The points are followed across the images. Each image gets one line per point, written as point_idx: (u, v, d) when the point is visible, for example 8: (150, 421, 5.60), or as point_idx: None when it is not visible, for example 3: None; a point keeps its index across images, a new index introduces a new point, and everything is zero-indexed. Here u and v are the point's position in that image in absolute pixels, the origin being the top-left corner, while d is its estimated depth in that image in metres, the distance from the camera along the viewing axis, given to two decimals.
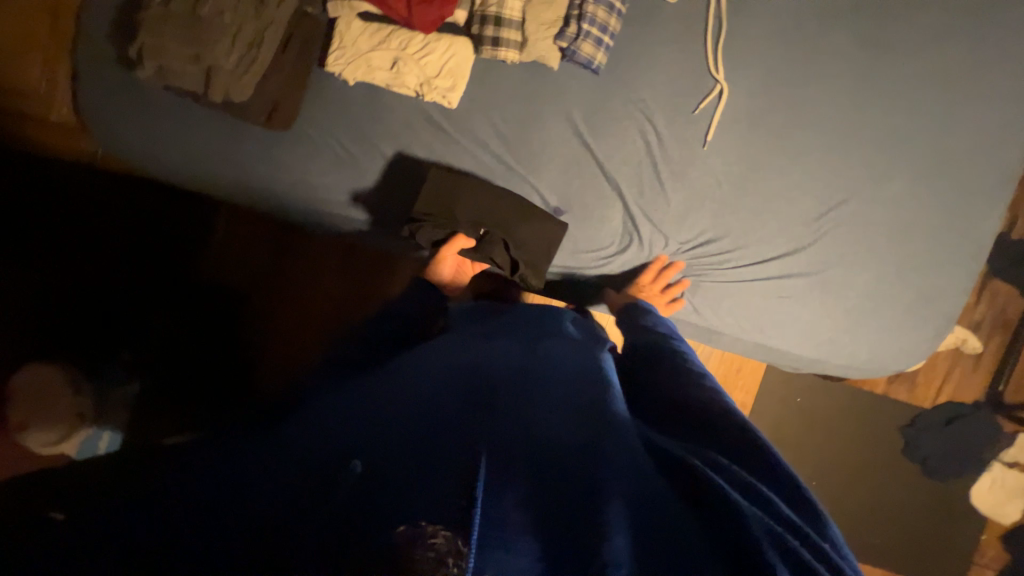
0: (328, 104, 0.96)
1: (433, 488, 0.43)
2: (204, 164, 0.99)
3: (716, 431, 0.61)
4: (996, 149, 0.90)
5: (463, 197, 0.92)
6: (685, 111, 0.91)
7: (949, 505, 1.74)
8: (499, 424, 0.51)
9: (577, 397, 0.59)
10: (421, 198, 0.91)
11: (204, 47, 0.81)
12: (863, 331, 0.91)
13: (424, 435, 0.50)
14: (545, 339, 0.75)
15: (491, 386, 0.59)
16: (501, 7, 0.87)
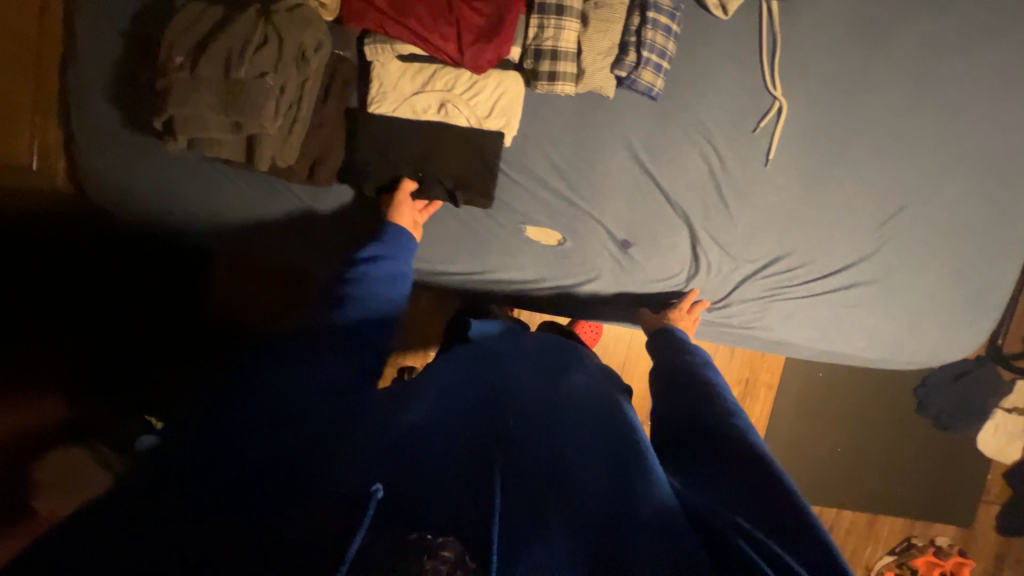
0: (372, 153, 0.88)
1: (450, 508, 0.43)
2: (246, 227, 0.93)
3: (750, 471, 0.57)
4: None
5: (392, 133, 0.87)
6: (744, 131, 0.90)
7: (957, 452, 1.90)
8: (517, 460, 0.51)
9: (607, 443, 0.57)
10: (357, 146, 0.87)
11: (246, 117, 0.73)
12: (923, 330, 0.95)
13: (447, 469, 0.48)
14: (578, 364, 0.75)
15: (521, 421, 0.57)
16: (557, 39, 0.81)
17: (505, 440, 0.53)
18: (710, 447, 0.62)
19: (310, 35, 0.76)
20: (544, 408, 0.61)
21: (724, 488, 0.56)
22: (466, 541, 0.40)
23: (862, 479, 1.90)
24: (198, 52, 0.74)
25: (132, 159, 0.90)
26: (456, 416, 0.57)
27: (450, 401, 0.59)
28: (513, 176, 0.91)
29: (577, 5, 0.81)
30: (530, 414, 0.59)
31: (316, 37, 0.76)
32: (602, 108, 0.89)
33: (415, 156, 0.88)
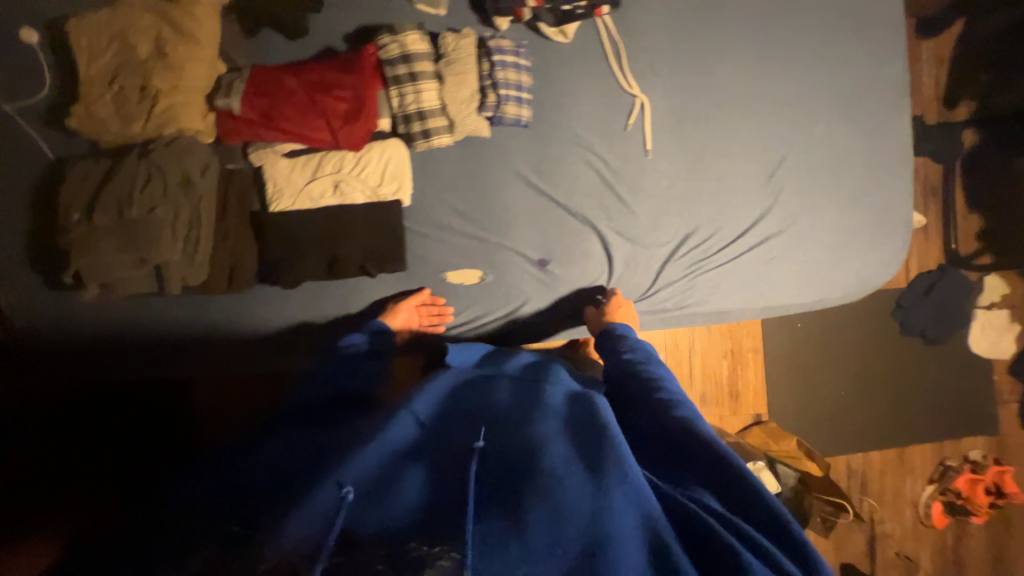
0: (282, 248, 0.91)
1: (446, 528, 0.49)
2: (182, 346, 0.95)
3: (700, 456, 0.64)
4: (886, 65, 0.99)
5: (296, 224, 0.91)
6: (618, 131, 0.96)
7: (958, 362, 1.88)
8: (498, 469, 0.56)
9: (572, 443, 0.62)
10: (266, 246, 0.91)
11: (148, 250, 0.78)
12: (845, 262, 0.98)
13: (438, 491, 0.54)
14: (545, 367, 0.80)
15: (490, 435, 0.61)
16: (420, 102, 0.88)
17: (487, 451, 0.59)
18: (662, 435, 0.69)
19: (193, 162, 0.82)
20: (518, 414, 0.67)
21: (681, 471, 0.64)
22: (454, 546, 0.46)
23: (875, 415, 1.88)
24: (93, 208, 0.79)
25: (56, 313, 0.93)
26: (438, 438, 0.62)
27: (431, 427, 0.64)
28: (420, 231, 0.96)
29: (428, 67, 0.88)
30: (496, 429, 0.63)
31: (198, 163, 0.82)
32: (482, 147, 0.95)
33: (323, 240, 0.92)
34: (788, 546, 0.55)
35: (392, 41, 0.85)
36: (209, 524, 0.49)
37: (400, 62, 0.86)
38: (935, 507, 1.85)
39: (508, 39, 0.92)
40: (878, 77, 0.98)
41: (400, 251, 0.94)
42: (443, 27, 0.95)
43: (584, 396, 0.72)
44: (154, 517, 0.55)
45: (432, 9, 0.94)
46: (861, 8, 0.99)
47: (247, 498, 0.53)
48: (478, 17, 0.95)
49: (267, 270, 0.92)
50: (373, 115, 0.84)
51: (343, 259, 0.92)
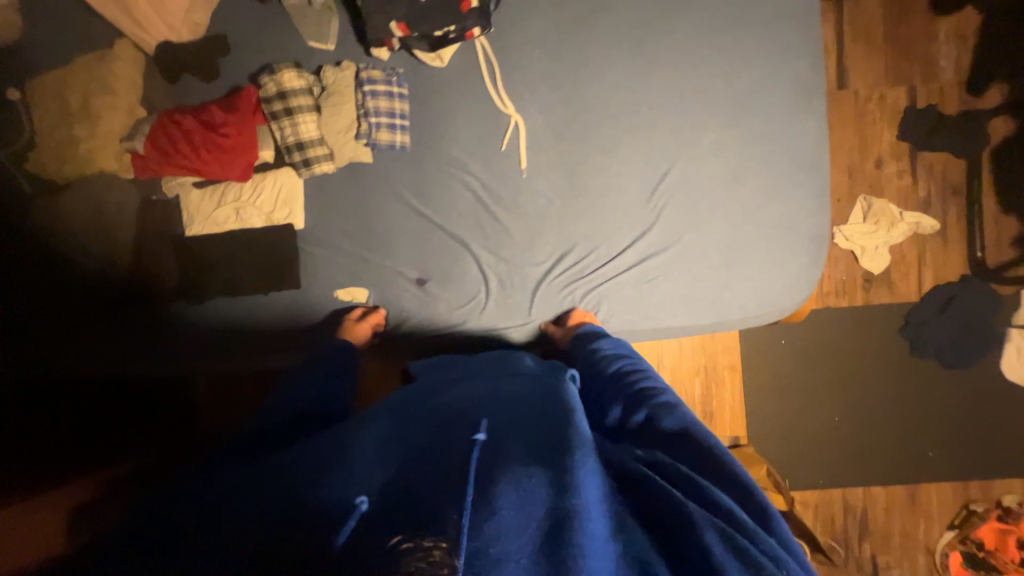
0: (197, 269, 1.03)
1: (424, 504, 0.50)
2: (119, 355, 1.05)
3: (678, 445, 0.66)
4: (793, 64, 0.90)
5: (208, 247, 1.03)
6: (494, 150, 0.96)
7: (988, 390, 1.60)
8: (462, 448, 0.58)
9: (540, 425, 0.64)
10: (183, 266, 1.03)
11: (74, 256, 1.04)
12: (740, 282, 0.91)
13: (406, 475, 0.57)
14: (517, 367, 0.86)
15: (457, 426, 0.64)
16: (298, 133, 0.95)
17: (451, 438, 0.62)
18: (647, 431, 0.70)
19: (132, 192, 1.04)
20: (483, 406, 0.70)
21: (659, 453, 0.64)
22: (419, 526, 0.47)
23: (880, 447, 1.65)
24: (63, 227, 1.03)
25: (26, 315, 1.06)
26: (409, 435, 0.66)
27: (403, 426, 0.69)
28: (311, 252, 1.02)
29: (306, 102, 0.95)
30: (465, 419, 0.66)
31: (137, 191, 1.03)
32: (364, 172, 0.99)
33: (230, 261, 1.02)
34: (753, 509, 0.55)
35: (270, 81, 0.94)
36: (199, 525, 0.52)
37: (277, 99, 0.94)
38: (954, 558, 1.60)
39: (382, 69, 0.96)
40: (778, 80, 0.90)
41: (296, 271, 1.03)
42: (332, 60, 1.01)
43: (556, 390, 0.75)
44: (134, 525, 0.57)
45: (320, 44, 1.01)
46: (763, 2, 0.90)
47: (234, 493, 0.57)
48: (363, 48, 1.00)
49: (185, 288, 1.04)
50: (249, 148, 0.94)
51: (248, 279, 1.03)
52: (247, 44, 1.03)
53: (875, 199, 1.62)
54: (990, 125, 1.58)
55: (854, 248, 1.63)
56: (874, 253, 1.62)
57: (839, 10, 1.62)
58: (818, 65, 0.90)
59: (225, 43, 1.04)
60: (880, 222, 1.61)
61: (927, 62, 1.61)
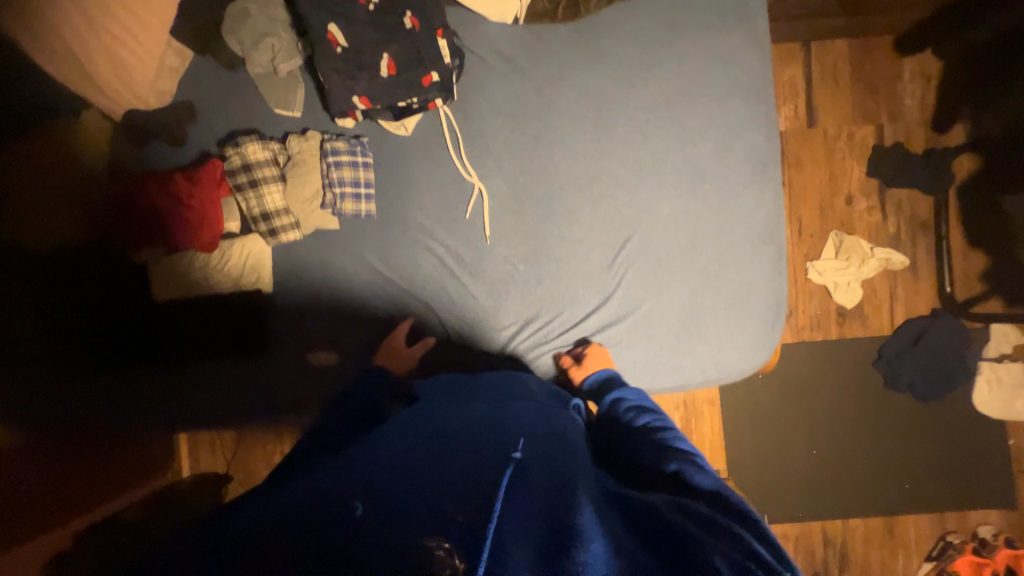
0: (174, 334, 1.05)
1: (428, 515, 0.47)
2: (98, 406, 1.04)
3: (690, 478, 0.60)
4: (748, 135, 0.92)
5: (185, 312, 1.05)
6: (459, 216, 0.98)
7: (962, 422, 1.62)
8: (469, 470, 0.55)
9: (552, 454, 0.62)
10: (162, 330, 1.06)
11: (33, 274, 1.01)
12: (701, 347, 0.92)
13: (409, 481, 0.54)
14: (527, 393, 0.82)
15: (467, 446, 0.61)
16: (263, 204, 0.96)
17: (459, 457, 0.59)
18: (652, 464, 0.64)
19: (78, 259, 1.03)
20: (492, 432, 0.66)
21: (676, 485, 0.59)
22: (451, 530, 0.44)
23: (859, 479, 1.66)
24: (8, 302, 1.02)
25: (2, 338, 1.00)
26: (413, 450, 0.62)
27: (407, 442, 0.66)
28: (281, 318, 1.03)
29: (270, 173, 0.97)
30: (477, 439, 0.64)
31: (92, 258, 1.03)
32: (328, 238, 1.00)
33: (207, 325, 1.05)
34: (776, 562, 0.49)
35: (235, 153, 0.96)
36: (195, 532, 0.49)
37: (242, 172, 0.95)
38: None
39: (345, 138, 0.97)
40: (734, 149, 0.92)
41: (271, 335, 1.04)
42: (299, 126, 1.03)
43: (568, 426, 0.74)
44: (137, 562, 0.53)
45: (286, 110, 1.02)
46: (719, 72, 0.91)
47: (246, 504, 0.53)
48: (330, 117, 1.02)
49: (164, 351, 1.06)
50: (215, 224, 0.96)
51: (225, 343, 1.05)
52: (216, 112, 1.04)
53: (846, 235, 1.65)
54: (956, 162, 1.61)
55: (826, 283, 1.65)
56: (846, 288, 1.64)
57: (807, 50, 1.65)
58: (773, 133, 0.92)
59: (192, 107, 1.05)
60: (851, 258, 1.63)
61: (894, 101, 1.64)
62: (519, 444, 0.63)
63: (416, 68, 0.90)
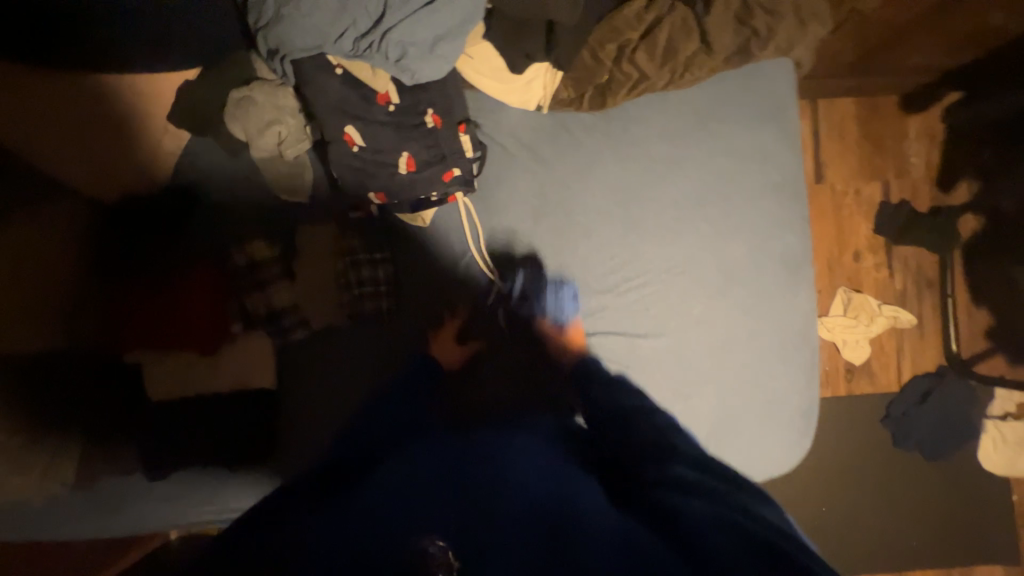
0: (160, 439, 0.96)
1: (432, 514, 0.59)
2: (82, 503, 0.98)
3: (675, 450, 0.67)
4: (782, 234, 0.89)
5: (173, 414, 0.96)
6: (477, 311, 0.97)
7: (967, 479, 1.63)
8: (496, 489, 0.62)
9: (554, 486, 0.63)
10: (146, 433, 0.96)
11: None
12: (729, 455, 0.89)
13: (435, 492, 0.63)
14: (519, 433, 0.78)
15: (473, 461, 0.70)
16: (272, 304, 0.95)
17: (481, 481, 0.64)
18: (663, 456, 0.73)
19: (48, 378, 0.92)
20: (509, 454, 0.71)
21: (668, 455, 0.67)
22: (441, 533, 0.56)
23: (869, 538, 1.65)
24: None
25: None
26: (437, 471, 0.67)
27: (424, 459, 0.71)
28: (293, 415, 0.99)
29: (275, 273, 0.96)
30: (477, 451, 0.73)
31: (73, 360, 0.93)
32: (341, 333, 0.99)
33: (197, 429, 0.96)
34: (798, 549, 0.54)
35: (248, 250, 0.95)
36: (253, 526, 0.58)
37: (248, 272, 0.95)
38: None
39: (363, 238, 0.98)
40: (761, 252, 0.89)
41: (273, 438, 0.98)
42: (310, 215, 1.01)
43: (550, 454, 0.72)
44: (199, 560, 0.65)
45: (294, 199, 1.00)
46: (745, 173, 0.90)
47: (300, 514, 0.59)
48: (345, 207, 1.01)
49: (146, 456, 0.97)
50: (224, 320, 0.96)
51: (217, 447, 0.97)
52: (224, 198, 1.02)
53: (854, 292, 1.64)
54: (961, 221, 1.62)
55: (835, 340, 1.65)
56: (855, 346, 1.64)
57: (816, 106, 1.64)
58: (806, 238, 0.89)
59: (195, 197, 1.03)
60: (860, 316, 1.62)
61: (900, 159, 1.65)
62: (517, 458, 0.70)
63: (437, 166, 0.87)
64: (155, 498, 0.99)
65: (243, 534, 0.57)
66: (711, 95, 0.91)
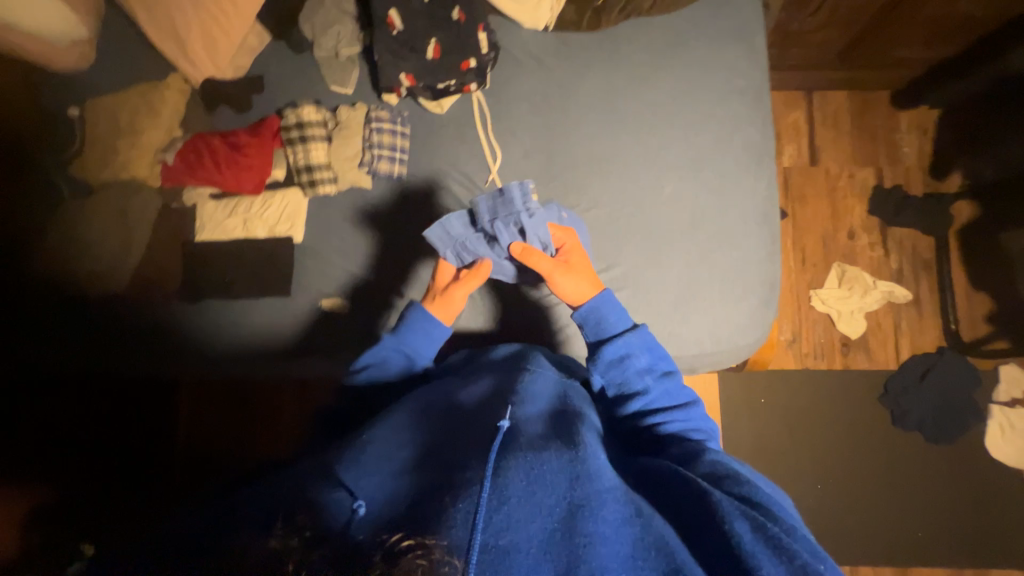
0: (199, 274, 1.13)
1: (444, 482, 0.57)
2: (122, 333, 1.13)
3: (682, 444, 0.73)
4: (744, 128, 1.02)
5: (214, 253, 1.13)
6: (478, 185, 1.08)
7: (976, 467, 1.56)
8: (510, 444, 0.61)
9: (572, 440, 0.64)
10: (189, 270, 1.13)
11: (97, 186, 1.12)
12: (695, 317, 0.95)
13: (442, 466, 0.60)
14: (533, 378, 0.80)
15: (473, 442, 0.63)
16: (308, 158, 1.08)
17: (494, 439, 0.62)
18: (675, 448, 0.73)
19: (115, 210, 1.10)
20: (523, 410, 0.69)
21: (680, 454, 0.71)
22: (411, 531, 0.50)
23: (869, 524, 1.57)
24: (41, 253, 1.12)
25: (64, 246, 1.11)
26: (441, 441, 0.66)
27: (423, 430, 0.70)
28: (307, 263, 1.11)
29: (317, 132, 1.09)
30: (476, 425, 0.67)
31: (134, 198, 1.10)
32: (359, 196, 1.11)
33: (229, 270, 1.12)
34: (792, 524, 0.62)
35: (291, 113, 1.09)
36: (211, 528, 0.54)
37: (294, 128, 1.08)
38: None
39: (388, 111, 1.11)
40: (731, 141, 1.01)
41: (287, 280, 1.11)
42: (348, 101, 1.17)
43: (573, 410, 0.73)
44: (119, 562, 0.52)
45: (341, 89, 1.17)
46: (718, 79, 1.05)
47: (267, 495, 0.58)
48: (376, 93, 1.16)
49: (187, 289, 1.13)
50: (264, 165, 1.09)
51: (240, 287, 1.11)
52: (276, 82, 1.20)
53: (849, 266, 1.70)
54: (954, 207, 1.68)
55: (829, 312, 1.68)
56: (849, 318, 1.67)
57: (810, 98, 1.80)
58: (765, 134, 1.03)
59: (259, 80, 1.20)
60: (854, 288, 1.68)
61: (892, 148, 1.76)
62: (529, 437, 0.63)
63: (457, 55, 1.06)
64: (204, 369, 1.13)
65: (212, 519, 0.55)
66: (691, 17, 1.08)
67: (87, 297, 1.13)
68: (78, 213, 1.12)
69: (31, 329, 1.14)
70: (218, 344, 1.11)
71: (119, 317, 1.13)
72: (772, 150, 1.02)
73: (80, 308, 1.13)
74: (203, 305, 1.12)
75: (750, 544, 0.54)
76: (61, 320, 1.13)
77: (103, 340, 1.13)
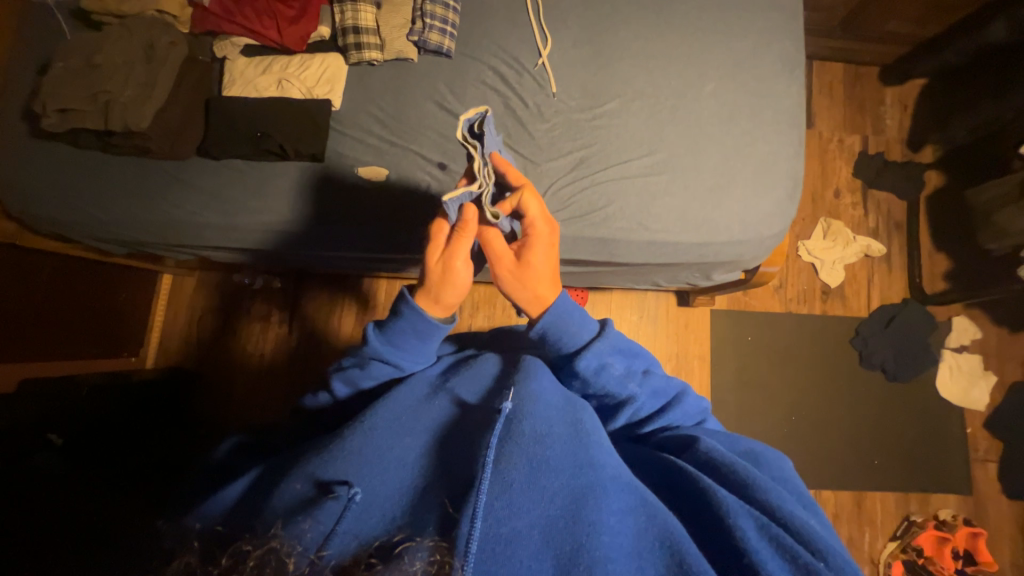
0: (220, 128, 1.06)
1: (449, 485, 0.59)
2: (134, 188, 1.07)
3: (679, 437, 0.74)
4: (780, 41, 1.09)
5: (239, 109, 1.07)
6: (527, 67, 1.09)
7: (926, 404, 1.75)
8: (513, 449, 0.60)
9: (573, 437, 0.64)
10: (209, 124, 1.07)
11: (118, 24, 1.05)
12: (728, 207, 1.02)
13: (448, 470, 0.61)
14: (532, 368, 0.78)
15: (477, 434, 0.66)
16: (357, 20, 1.07)
17: (494, 439, 0.61)
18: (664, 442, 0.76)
19: (137, 48, 1.03)
20: (526, 407, 0.67)
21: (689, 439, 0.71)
22: (418, 540, 0.50)
23: (835, 452, 1.72)
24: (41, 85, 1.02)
25: (65, 79, 1.01)
26: (443, 444, 0.66)
27: (418, 427, 0.69)
28: (343, 130, 1.09)
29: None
30: (477, 422, 0.68)
31: (159, 40, 1.04)
32: (406, 69, 1.10)
33: (257, 127, 1.05)
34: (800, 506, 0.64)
35: None
36: (202, 528, 0.53)
37: None
38: (896, 567, 1.62)
39: None
40: (768, 50, 1.09)
41: (319, 142, 1.06)
42: None
43: (575, 402, 0.73)
44: (136, 524, 0.55)
45: None
46: None
47: (278, 488, 0.61)
48: None
49: (206, 144, 1.06)
50: (312, 18, 1.07)
51: (267, 147, 1.05)
52: None
53: (833, 221, 1.84)
54: (926, 176, 1.87)
55: (814, 260, 1.82)
56: (830, 268, 1.81)
57: (810, 66, 1.94)
58: (798, 49, 1.10)
59: None
60: (837, 240, 1.83)
61: (877, 119, 1.92)
62: (532, 424, 0.64)
63: None
64: (224, 233, 1.08)
65: (212, 521, 0.56)
66: None
67: (97, 143, 1.05)
68: (89, 47, 1.03)
69: (36, 177, 1.07)
70: (240, 207, 1.06)
71: (136, 168, 1.07)
72: (803, 64, 1.10)
73: (92, 155, 1.07)
74: (227, 163, 1.07)
75: (758, 540, 0.56)
76: (71, 174, 1.07)
77: (113, 194, 1.07)
